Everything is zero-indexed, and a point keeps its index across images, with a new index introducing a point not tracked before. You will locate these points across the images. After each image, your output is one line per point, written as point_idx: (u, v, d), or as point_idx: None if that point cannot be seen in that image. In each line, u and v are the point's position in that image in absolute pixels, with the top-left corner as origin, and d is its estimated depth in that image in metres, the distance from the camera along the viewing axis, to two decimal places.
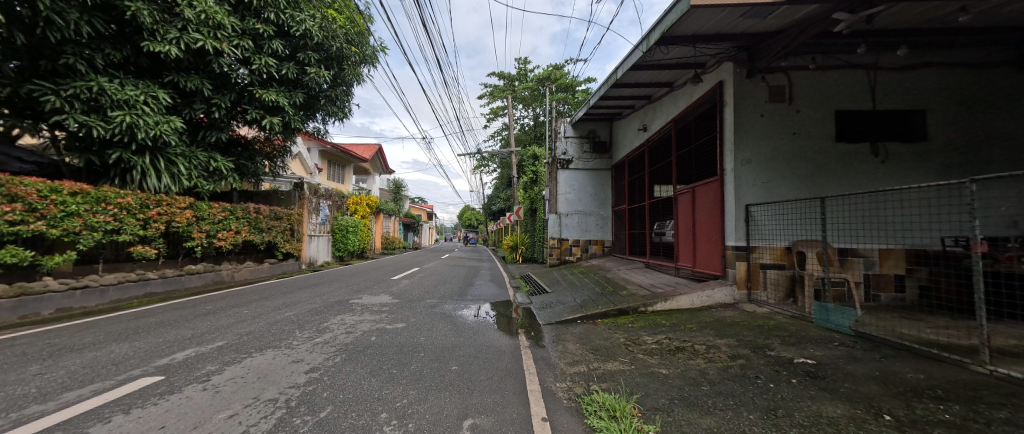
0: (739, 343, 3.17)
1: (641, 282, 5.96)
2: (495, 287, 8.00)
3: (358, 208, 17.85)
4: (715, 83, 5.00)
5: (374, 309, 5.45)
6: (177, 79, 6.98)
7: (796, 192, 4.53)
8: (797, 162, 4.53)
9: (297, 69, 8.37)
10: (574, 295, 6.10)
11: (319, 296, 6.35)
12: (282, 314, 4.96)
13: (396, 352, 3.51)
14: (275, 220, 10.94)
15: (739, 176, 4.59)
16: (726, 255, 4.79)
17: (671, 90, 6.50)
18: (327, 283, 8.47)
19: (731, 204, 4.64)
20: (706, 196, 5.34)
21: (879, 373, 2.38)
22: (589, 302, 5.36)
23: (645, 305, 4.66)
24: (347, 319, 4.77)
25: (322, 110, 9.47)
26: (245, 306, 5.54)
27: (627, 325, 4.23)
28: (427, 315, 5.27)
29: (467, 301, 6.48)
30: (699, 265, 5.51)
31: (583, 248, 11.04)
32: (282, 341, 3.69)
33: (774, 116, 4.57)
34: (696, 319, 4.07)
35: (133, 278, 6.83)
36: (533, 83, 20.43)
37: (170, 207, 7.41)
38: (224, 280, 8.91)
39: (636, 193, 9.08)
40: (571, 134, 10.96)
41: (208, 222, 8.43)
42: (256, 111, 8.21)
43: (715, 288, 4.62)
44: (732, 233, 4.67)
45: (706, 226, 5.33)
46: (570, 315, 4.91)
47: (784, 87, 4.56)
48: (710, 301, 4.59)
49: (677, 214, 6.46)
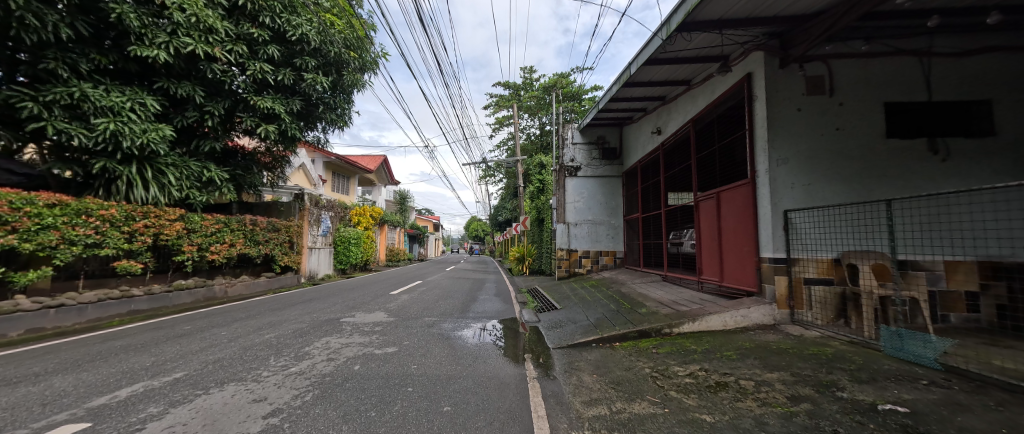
0: (797, 380, 2.57)
1: (661, 298, 5.35)
2: (500, 302, 7.43)
3: (361, 219, 17.46)
4: (742, 76, 4.49)
5: (365, 330, 4.92)
6: (167, 85, 6.71)
7: (843, 196, 3.96)
8: (843, 162, 3.97)
9: (294, 76, 8.08)
10: (586, 313, 5.50)
11: (308, 314, 5.84)
12: (262, 336, 4.46)
13: (381, 385, 2.97)
14: (273, 232, 10.57)
15: (774, 178, 4.03)
16: (761, 268, 4.21)
17: (689, 88, 6.03)
18: (322, 298, 7.96)
19: (767, 211, 4.08)
20: (734, 201, 4.79)
21: (1008, 431, 1.77)
22: (604, 321, 4.77)
23: (669, 326, 4.04)
24: (333, 342, 4.25)
25: (321, 118, 9.17)
26: (226, 326, 5.06)
27: (651, 351, 3.62)
28: (424, 336, 4.73)
29: (469, 318, 5.93)
30: (726, 279, 4.94)
31: (593, 259, 10.45)
32: (249, 372, 3.18)
33: (813, 110, 4.03)
34: (733, 345, 3.46)
35: (115, 295, 6.42)
36: (539, 92, 20.19)
37: (158, 219, 7.03)
38: (217, 296, 8.48)
39: (650, 201, 8.51)
40: (579, 140, 10.52)
41: (200, 235, 8.06)
42: (251, 119, 7.90)
43: (751, 307, 4.00)
44: (768, 243, 4.10)
45: (735, 235, 4.76)
46: (583, 337, 4.33)
47: (823, 77, 4.03)
48: (746, 322, 3.97)
49: (699, 222, 5.89)
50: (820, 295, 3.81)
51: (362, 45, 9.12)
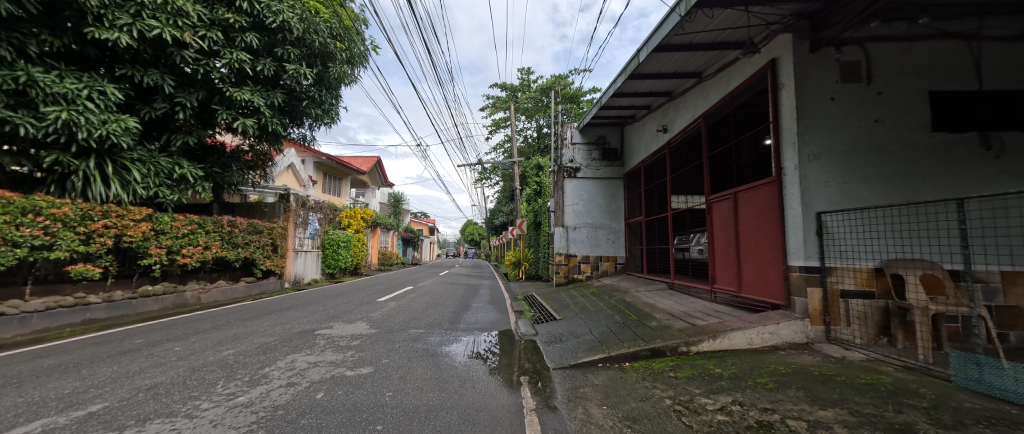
0: (861, 421, 2.05)
1: (671, 310, 4.84)
2: (494, 312, 6.87)
3: (352, 222, 16.64)
4: (765, 63, 4.04)
5: (341, 345, 4.35)
6: (131, 73, 6.11)
7: (884, 196, 3.48)
8: (883, 158, 3.50)
9: (275, 67, 7.54)
10: (589, 326, 4.96)
11: (280, 326, 5.24)
12: (221, 353, 3.89)
13: (343, 422, 2.41)
14: (254, 234, 9.96)
15: (805, 175, 3.56)
16: (788, 278, 3.73)
17: (701, 82, 5.59)
18: (302, 306, 7.35)
19: (798, 213, 3.60)
20: (754, 203, 4.32)
21: None
22: (610, 336, 4.23)
23: (687, 344, 3.51)
24: (301, 361, 3.68)
25: (306, 114, 8.62)
26: (183, 340, 4.47)
27: (668, 375, 3.10)
28: (407, 352, 4.17)
29: (459, 330, 5.38)
30: (745, 289, 4.45)
31: (593, 265, 9.94)
32: (185, 404, 2.61)
33: (848, 99, 3.57)
34: (766, 370, 2.94)
35: (68, 303, 5.80)
36: (536, 93, 19.80)
37: (120, 219, 6.41)
38: (188, 303, 7.85)
39: (654, 204, 8.05)
40: (579, 141, 10.05)
41: (170, 236, 7.44)
42: (226, 112, 7.31)
43: (780, 323, 3.49)
44: (798, 249, 3.61)
45: (755, 241, 4.28)
46: (587, 355, 3.79)
47: (859, 63, 3.59)
48: (775, 340, 3.45)
49: (712, 226, 5.41)
50: (859, 309, 3.32)
51: (349, 35, 8.61)
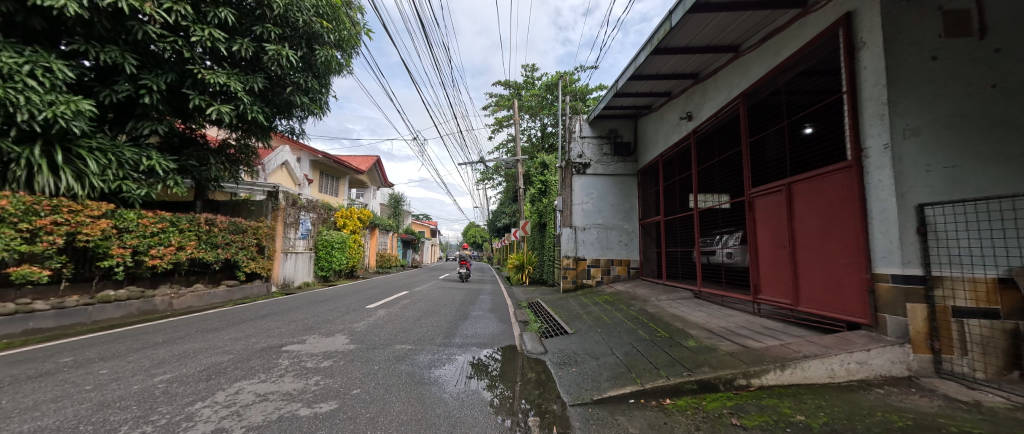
0: None
1: (708, 326, 4.02)
2: (496, 322, 6.08)
3: (347, 222, 15.75)
4: (836, 19, 3.29)
5: (307, 367, 3.55)
6: (85, 49, 5.37)
7: (1006, 183, 2.60)
8: (1004, 132, 2.63)
9: (254, 48, 6.85)
10: (608, 343, 4.15)
11: (243, 341, 4.45)
12: (151, 380, 3.10)
13: None
14: (236, 233, 9.21)
15: (898, 155, 2.75)
16: (873, 290, 2.90)
17: (739, 57, 4.84)
18: (280, 314, 6.55)
19: (888, 205, 2.78)
20: (818, 195, 3.50)
21: None
22: (639, 360, 3.40)
23: (746, 376, 2.67)
24: (246, 392, 2.88)
25: (292, 101, 7.85)
26: (118, 359, 3.69)
27: (729, 421, 2.27)
28: (387, 377, 3.35)
29: (454, 346, 4.57)
30: (803, 302, 3.65)
31: (604, 270, 9.09)
32: None
33: (951, 58, 2.76)
34: (874, 421, 2.09)
35: (7, 310, 5.04)
36: (541, 91, 19.10)
37: (73, 215, 5.62)
38: (158, 309, 7.09)
39: (675, 204, 7.26)
40: (589, 134, 9.29)
41: (136, 235, 6.68)
42: (199, 98, 6.57)
43: (872, 350, 2.64)
44: (888, 253, 2.78)
45: (818, 243, 3.47)
46: (611, 384, 3.00)
47: (969, 13, 2.76)
48: (864, 372, 2.61)
49: (754, 226, 4.60)
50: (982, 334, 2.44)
51: (338, 14, 7.80)
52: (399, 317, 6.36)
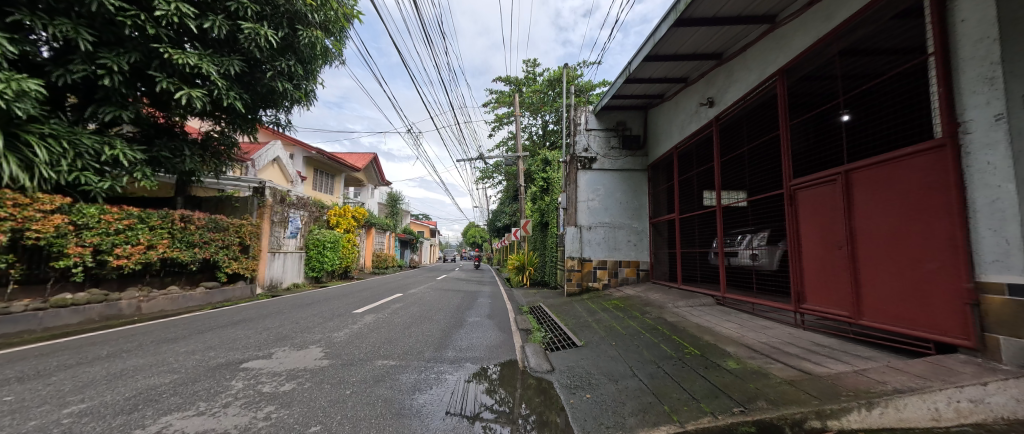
0: None
1: (747, 342, 3.38)
2: (494, 331, 5.43)
3: (341, 221, 15.13)
4: None
5: (261, 392, 2.89)
6: (31, 21, 4.73)
7: None
8: None
9: (229, 27, 6.26)
10: (627, 361, 3.51)
11: (197, 356, 3.79)
12: (58, 412, 2.45)
13: None
14: (216, 232, 8.57)
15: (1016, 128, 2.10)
16: (979, 304, 2.26)
17: (775, 29, 4.23)
18: (253, 321, 5.87)
19: (1002, 195, 2.14)
20: (889, 185, 2.88)
21: None
22: (669, 386, 2.76)
23: (820, 417, 2.03)
24: (172, 431, 2.24)
25: (270, 86, 7.16)
26: (37, 380, 3.05)
27: None
28: (357, 407, 2.71)
29: (445, 361, 3.93)
30: (867, 315, 3.05)
31: (611, 272, 8.44)
32: None
33: None
34: None
35: None
36: (543, 86, 18.43)
37: (19, 210, 5.00)
38: (124, 314, 6.45)
39: (692, 200, 6.63)
40: (595, 126, 8.68)
41: (97, 233, 6.01)
42: (167, 81, 5.95)
43: (992, 384, 1.98)
44: (1003, 257, 2.13)
45: (890, 244, 2.84)
46: (638, 420, 2.36)
47: None
48: (982, 414, 1.96)
49: (796, 223, 3.98)
50: None
51: None
52: (386, 324, 5.70)
